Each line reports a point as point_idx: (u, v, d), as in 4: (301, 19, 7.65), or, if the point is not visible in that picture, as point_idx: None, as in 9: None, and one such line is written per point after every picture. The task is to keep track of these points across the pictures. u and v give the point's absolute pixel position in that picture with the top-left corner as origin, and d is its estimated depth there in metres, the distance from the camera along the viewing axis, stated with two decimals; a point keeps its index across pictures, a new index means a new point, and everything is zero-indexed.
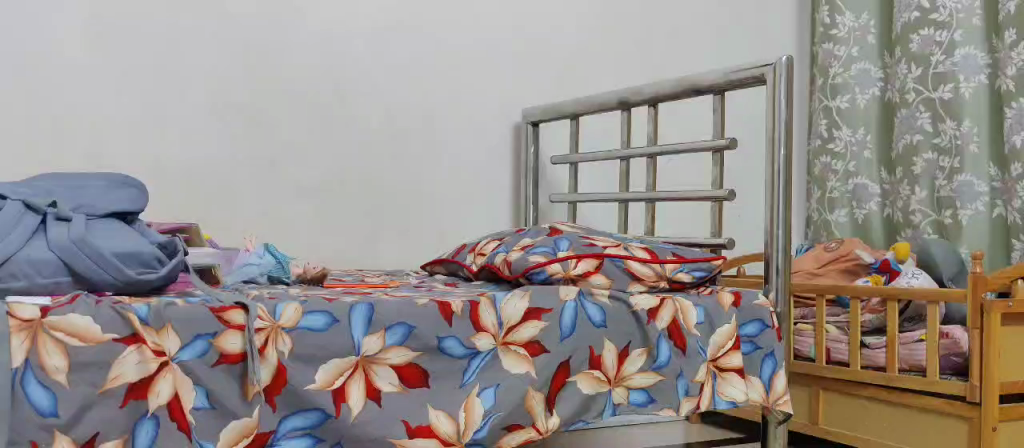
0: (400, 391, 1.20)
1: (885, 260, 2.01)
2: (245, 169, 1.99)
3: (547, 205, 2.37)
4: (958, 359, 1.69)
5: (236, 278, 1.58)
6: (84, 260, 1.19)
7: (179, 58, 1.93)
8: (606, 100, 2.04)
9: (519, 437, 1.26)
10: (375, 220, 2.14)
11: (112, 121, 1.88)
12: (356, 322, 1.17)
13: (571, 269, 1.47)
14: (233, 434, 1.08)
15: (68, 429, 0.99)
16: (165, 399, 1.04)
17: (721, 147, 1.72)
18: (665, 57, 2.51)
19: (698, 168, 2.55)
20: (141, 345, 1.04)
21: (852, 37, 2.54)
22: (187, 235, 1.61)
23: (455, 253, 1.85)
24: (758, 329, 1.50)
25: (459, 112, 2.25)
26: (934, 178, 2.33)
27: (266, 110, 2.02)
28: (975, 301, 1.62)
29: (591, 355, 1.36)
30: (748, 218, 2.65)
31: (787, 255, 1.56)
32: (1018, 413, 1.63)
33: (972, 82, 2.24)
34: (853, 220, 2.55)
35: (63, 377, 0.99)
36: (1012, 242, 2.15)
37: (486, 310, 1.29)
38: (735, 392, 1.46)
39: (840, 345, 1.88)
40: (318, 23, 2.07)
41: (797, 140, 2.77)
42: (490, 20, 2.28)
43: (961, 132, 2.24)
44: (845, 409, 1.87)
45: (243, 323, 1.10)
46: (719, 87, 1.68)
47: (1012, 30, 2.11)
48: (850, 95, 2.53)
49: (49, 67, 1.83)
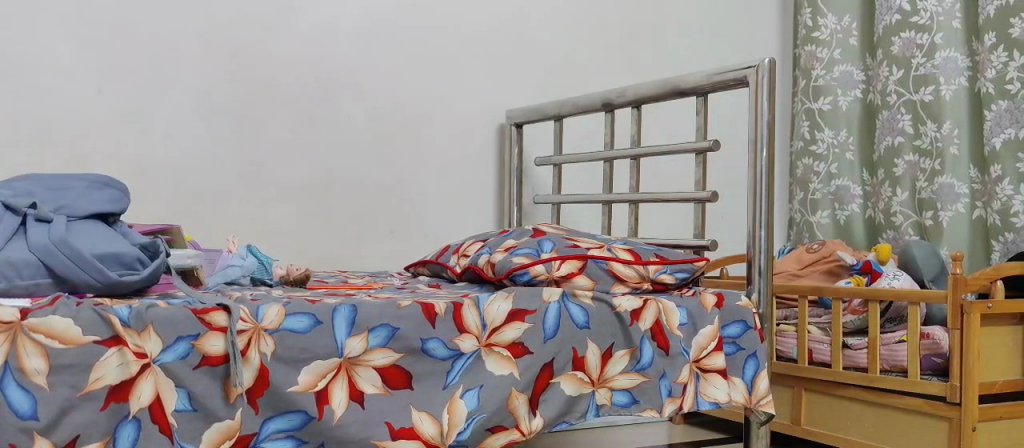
0: (383, 392, 1.19)
1: (867, 262, 2.00)
2: (229, 170, 1.99)
3: (530, 205, 2.37)
4: (939, 360, 1.70)
5: (219, 279, 1.56)
6: (62, 260, 1.17)
7: (163, 58, 1.92)
8: (590, 101, 2.04)
9: (503, 438, 1.26)
10: (360, 221, 2.14)
11: (96, 121, 1.87)
12: (339, 324, 1.17)
13: (555, 271, 1.47)
14: (217, 434, 1.08)
15: (48, 432, 0.98)
16: (147, 401, 1.04)
17: (704, 148, 1.71)
18: (649, 58, 2.52)
19: (682, 170, 2.56)
20: (123, 347, 1.03)
21: (834, 39, 2.55)
22: (170, 236, 1.61)
23: (440, 254, 1.84)
24: (741, 329, 1.51)
25: (444, 112, 2.24)
26: (914, 179, 2.34)
27: (251, 110, 2.01)
28: (954, 302, 1.63)
29: (575, 356, 1.36)
30: (731, 219, 2.66)
31: (769, 255, 1.56)
32: (998, 413, 1.64)
33: (953, 84, 2.25)
34: (835, 221, 2.56)
35: (42, 379, 0.98)
36: (991, 243, 2.16)
37: (470, 311, 1.28)
38: (718, 392, 1.46)
39: (823, 346, 1.89)
40: (303, 23, 2.07)
41: (779, 143, 2.79)
42: (475, 21, 2.28)
43: (942, 135, 2.25)
44: (827, 410, 1.88)
45: (225, 325, 1.09)
46: (702, 89, 1.68)
47: (992, 34, 2.13)
48: (832, 97, 2.55)
49: (35, 66, 1.82)
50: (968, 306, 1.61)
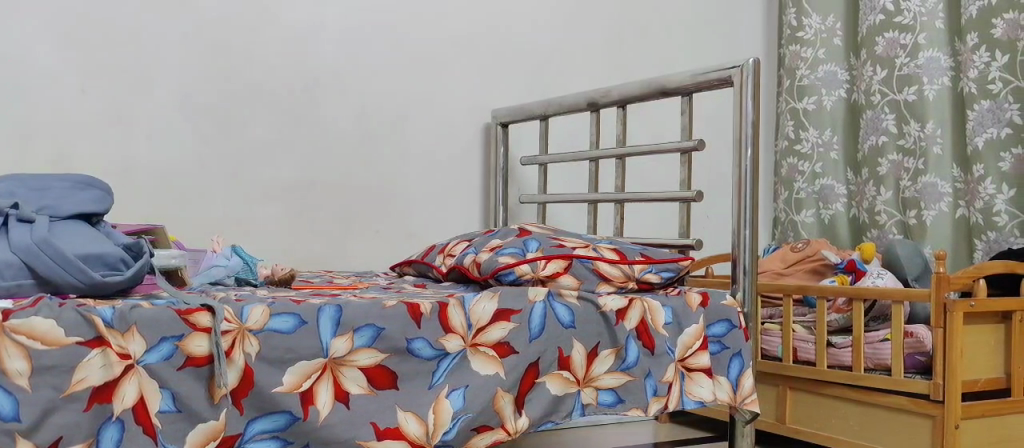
0: (369, 392, 1.19)
1: (851, 260, 2.01)
2: (213, 170, 1.97)
3: (515, 205, 2.37)
4: (923, 358, 1.70)
5: (203, 279, 1.55)
6: (45, 261, 1.16)
7: (147, 57, 1.91)
8: (575, 101, 2.04)
9: (488, 438, 1.26)
10: (345, 221, 2.13)
11: (79, 120, 1.85)
12: (324, 324, 1.16)
13: (541, 270, 1.47)
14: (201, 436, 1.07)
15: (30, 434, 0.97)
16: (130, 402, 1.03)
17: (689, 148, 1.71)
18: (635, 58, 2.53)
19: (667, 170, 2.56)
20: (106, 348, 1.02)
21: (819, 39, 2.56)
22: (153, 236, 1.60)
23: (425, 254, 1.84)
24: (726, 328, 1.51)
25: (429, 112, 2.24)
26: (898, 179, 2.35)
27: (235, 110, 2.00)
28: (936, 301, 1.64)
29: (560, 356, 1.35)
30: (716, 219, 2.67)
31: (754, 255, 1.57)
32: (980, 411, 1.65)
33: (936, 84, 2.26)
34: (819, 220, 2.57)
35: (24, 381, 0.97)
36: (975, 242, 2.17)
37: (456, 311, 1.28)
38: (703, 392, 1.46)
39: (807, 345, 1.90)
40: (288, 23, 2.06)
41: (763, 143, 2.80)
42: (461, 21, 2.28)
43: (925, 134, 2.26)
44: (812, 408, 1.88)
45: (209, 326, 1.09)
46: (688, 88, 1.68)
47: (974, 34, 2.15)
48: (816, 97, 2.56)
49: (18, 67, 1.80)
50: (950, 304, 1.62)
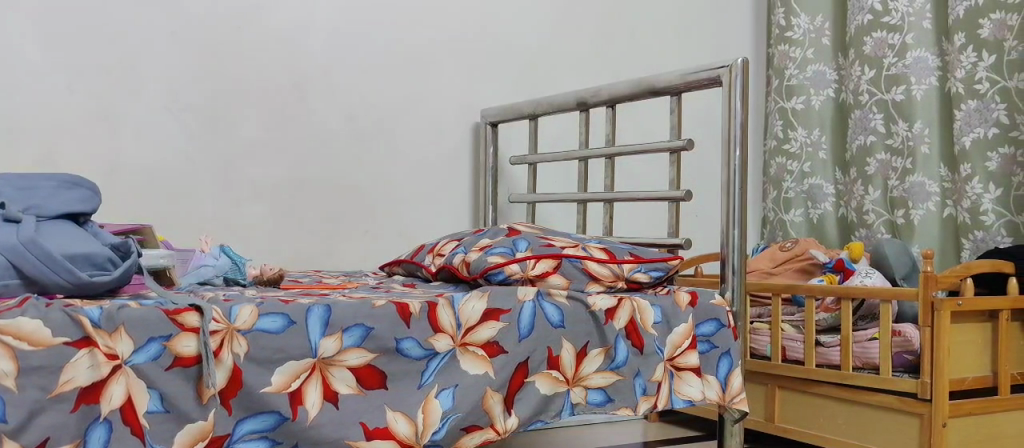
0: (358, 392, 1.18)
1: (839, 260, 2.02)
2: (202, 169, 1.97)
3: (504, 204, 2.37)
4: (910, 357, 1.71)
5: (193, 279, 1.55)
6: (32, 261, 1.16)
7: (135, 57, 1.90)
8: (564, 100, 2.04)
9: (478, 437, 1.25)
10: (334, 221, 2.13)
11: (66, 119, 1.84)
12: (313, 324, 1.16)
13: (530, 270, 1.46)
14: (189, 437, 1.06)
15: (17, 435, 0.96)
16: (118, 403, 1.02)
17: (679, 148, 1.71)
18: (624, 57, 2.53)
19: (655, 169, 2.57)
20: (94, 349, 1.01)
21: (807, 39, 2.57)
22: (142, 236, 1.59)
23: (415, 254, 1.83)
24: (715, 327, 1.51)
25: (419, 112, 2.24)
26: (886, 178, 2.36)
27: (224, 110, 1.99)
28: (925, 299, 1.64)
29: (549, 355, 1.35)
30: (704, 218, 2.67)
31: (743, 254, 1.57)
32: (967, 408, 1.66)
33: (924, 84, 2.27)
34: (808, 219, 2.58)
35: (11, 381, 0.96)
36: (962, 241, 2.17)
37: (445, 311, 1.28)
38: (692, 390, 1.46)
39: (796, 344, 1.91)
40: (277, 23, 2.05)
41: (752, 142, 2.81)
42: (450, 20, 2.27)
43: (913, 134, 2.27)
44: (801, 407, 1.89)
45: (197, 326, 1.08)
46: (677, 88, 1.69)
47: (961, 34, 2.16)
48: (805, 96, 2.57)
49: (8, 67, 1.79)
50: (938, 303, 1.62)
